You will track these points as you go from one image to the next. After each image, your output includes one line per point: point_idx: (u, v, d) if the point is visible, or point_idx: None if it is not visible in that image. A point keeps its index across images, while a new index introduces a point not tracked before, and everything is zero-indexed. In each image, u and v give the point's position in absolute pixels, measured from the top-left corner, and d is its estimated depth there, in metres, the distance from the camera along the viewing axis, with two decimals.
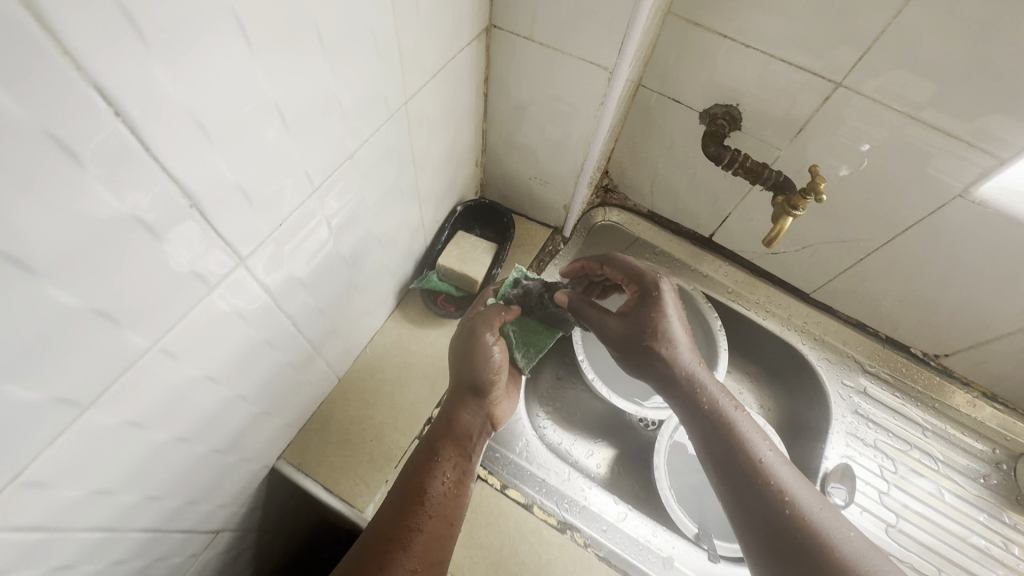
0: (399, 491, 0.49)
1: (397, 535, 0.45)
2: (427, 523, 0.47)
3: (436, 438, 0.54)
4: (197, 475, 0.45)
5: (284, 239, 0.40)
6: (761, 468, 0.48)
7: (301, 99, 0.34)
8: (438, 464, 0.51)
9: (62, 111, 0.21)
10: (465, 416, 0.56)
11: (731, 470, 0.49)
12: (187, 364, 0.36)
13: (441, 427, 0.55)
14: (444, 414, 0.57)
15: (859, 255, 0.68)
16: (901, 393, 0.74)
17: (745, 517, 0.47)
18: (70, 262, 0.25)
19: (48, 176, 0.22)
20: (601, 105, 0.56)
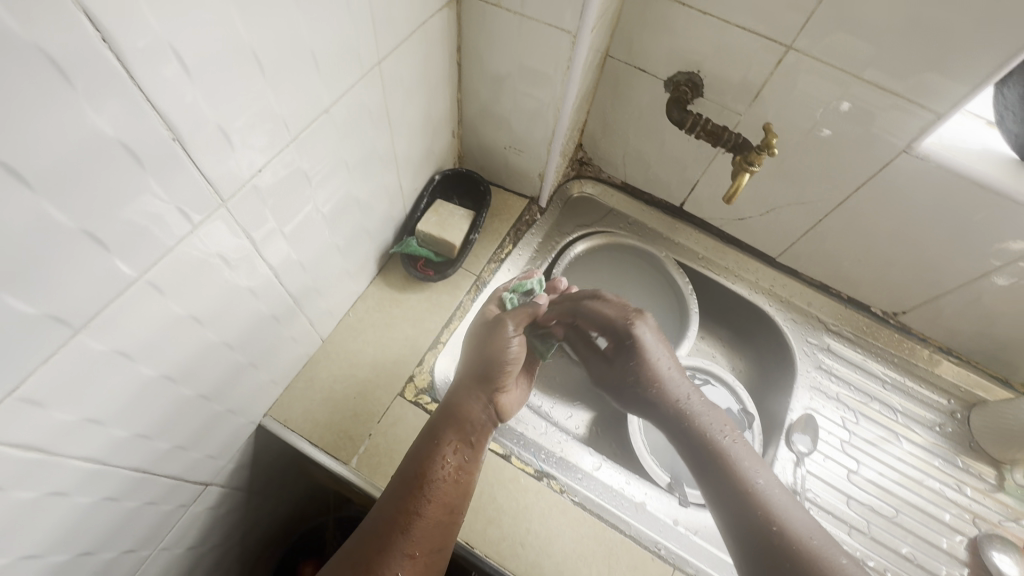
0: (404, 472, 0.53)
1: (398, 518, 0.50)
2: (426, 507, 0.50)
3: (440, 422, 0.56)
4: (186, 420, 0.47)
5: (264, 186, 0.42)
6: (735, 475, 0.54)
7: (276, 46, 0.36)
8: (439, 450, 0.54)
9: (52, 30, 0.24)
10: (470, 401, 0.58)
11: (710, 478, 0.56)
12: (172, 301, 0.39)
13: (445, 410, 0.57)
14: (451, 395, 0.59)
15: (818, 216, 0.71)
16: (863, 349, 0.78)
17: (722, 514, 0.54)
18: (60, 178, 0.27)
19: (39, 90, 0.25)
20: (567, 70, 0.59)
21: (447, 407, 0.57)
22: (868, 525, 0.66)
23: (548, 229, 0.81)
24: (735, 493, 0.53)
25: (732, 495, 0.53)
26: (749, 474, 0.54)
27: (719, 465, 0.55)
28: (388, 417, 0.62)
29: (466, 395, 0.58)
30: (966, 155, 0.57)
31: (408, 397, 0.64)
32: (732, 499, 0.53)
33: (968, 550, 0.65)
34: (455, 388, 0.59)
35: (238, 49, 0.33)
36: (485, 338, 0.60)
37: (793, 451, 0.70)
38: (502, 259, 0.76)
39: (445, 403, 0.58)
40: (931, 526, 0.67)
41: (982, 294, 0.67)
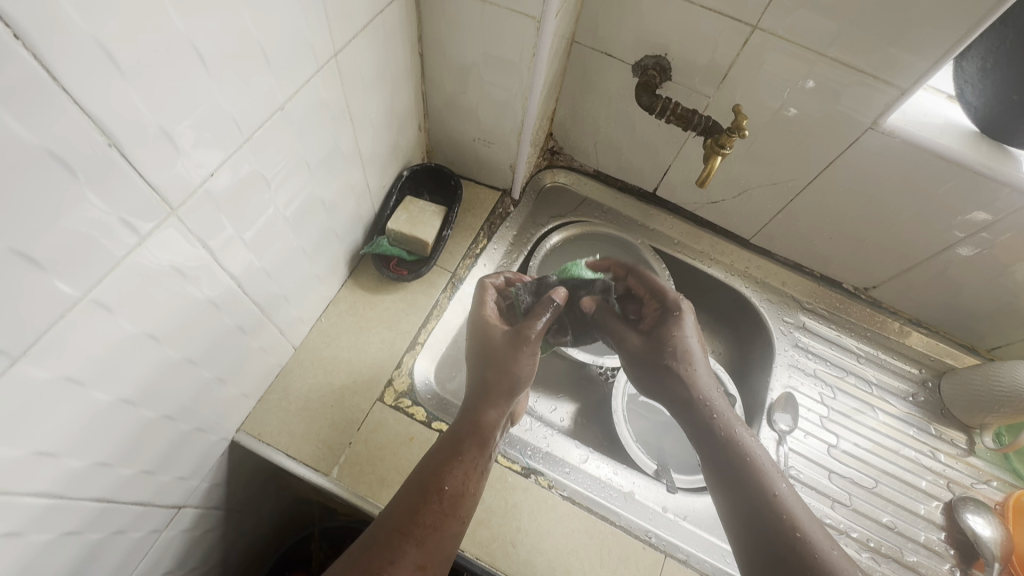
0: (418, 481, 0.51)
1: (413, 530, 0.48)
2: (442, 521, 0.50)
3: (464, 433, 0.55)
4: (151, 442, 0.45)
5: (219, 192, 0.40)
6: (758, 477, 0.53)
7: (221, 44, 0.34)
8: (460, 463, 0.53)
9: None
10: (494, 415, 0.57)
11: (730, 480, 0.54)
12: (123, 318, 0.36)
13: (470, 421, 0.56)
14: (475, 406, 0.57)
15: (789, 196, 0.72)
16: (837, 325, 0.79)
17: (739, 519, 0.52)
18: None
19: None
20: (533, 58, 0.57)
21: (470, 416, 0.56)
22: (850, 497, 0.67)
23: (522, 221, 0.80)
24: (758, 498, 0.51)
25: (754, 498, 0.52)
26: (776, 479, 0.52)
27: (744, 466, 0.53)
28: (368, 423, 0.60)
29: (490, 411, 0.56)
30: (934, 135, 0.57)
31: (387, 401, 0.62)
32: (752, 503, 0.51)
33: (944, 514, 0.67)
34: (475, 398, 0.58)
35: (177, 46, 0.31)
36: (505, 349, 0.59)
37: (775, 430, 0.71)
38: (477, 255, 0.74)
39: (470, 414, 0.56)
40: (908, 494, 0.68)
41: (948, 266, 0.69)
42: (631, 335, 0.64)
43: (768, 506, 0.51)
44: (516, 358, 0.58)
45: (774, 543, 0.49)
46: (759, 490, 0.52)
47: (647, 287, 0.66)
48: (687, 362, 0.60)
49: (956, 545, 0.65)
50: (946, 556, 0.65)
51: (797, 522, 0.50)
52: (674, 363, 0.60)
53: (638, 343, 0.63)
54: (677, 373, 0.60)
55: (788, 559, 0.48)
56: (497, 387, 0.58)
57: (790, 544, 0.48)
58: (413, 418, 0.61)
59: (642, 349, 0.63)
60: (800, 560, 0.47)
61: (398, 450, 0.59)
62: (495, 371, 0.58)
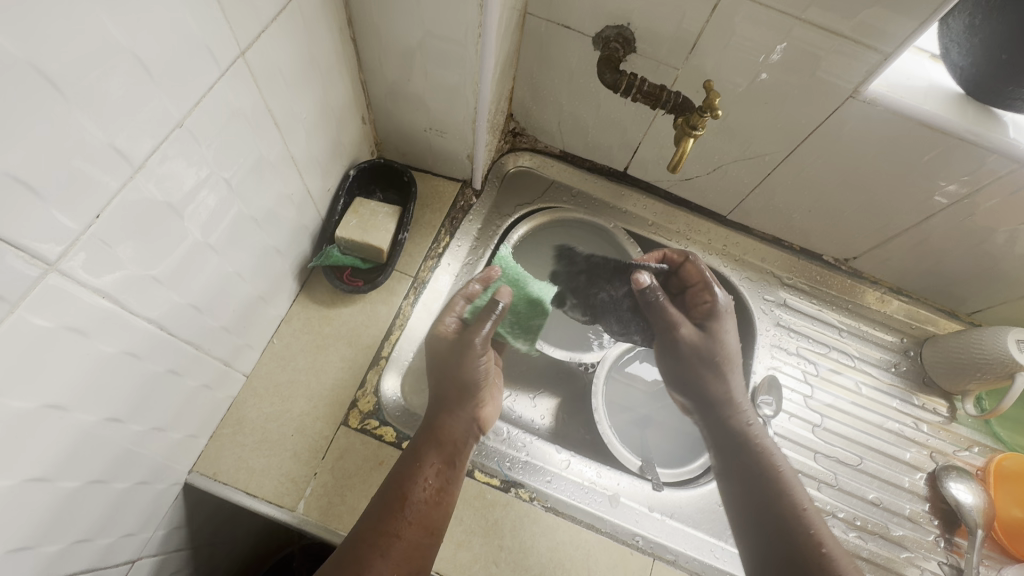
0: (383, 492, 0.50)
1: (378, 540, 0.46)
2: (406, 529, 0.47)
3: (422, 441, 0.53)
4: (82, 511, 0.40)
5: (115, 234, 0.34)
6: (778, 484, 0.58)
7: (75, 60, 0.28)
8: (419, 470, 0.51)
9: None
10: (453, 421, 0.55)
11: (749, 476, 0.60)
12: (10, 397, 0.31)
13: (428, 428, 0.54)
14: (432, 413, 0.55)
15: (765, 171, 0.68)
16: (818, 299, 0.77)
17: (751, 512, 0.57)
18: None
19: None
20: (479, 39, 0.50)
21: (430, 426, 0.54)
22: (835, 477, 0.66)
23: (486, 213, 0.74)
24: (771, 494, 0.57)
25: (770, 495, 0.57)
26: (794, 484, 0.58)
27: (770, 474, 0.59)
28: (333, 450, 0.56)
29: (445, 417, 0.55)
30: (918, 101, 0.53)
31: (352, 425, 0.58)
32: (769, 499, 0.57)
33: (927, 485, 0.67)
34: (431, 407, 0.56)
35: (11, 68, 0.25)
36: (454, 357, 0.58)
37: (760, 415, 0.69)
38: (440, 254, 0.69)
39: (427, 421, 0.55)
40: (893, 468, 0.68)
41: (930, 234, 0.66)
42: (685, 328, 0.67)
43: (788, 514, 0.55)
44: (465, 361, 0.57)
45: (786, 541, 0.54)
46: (780, 495, 0.57)
47: (699, 277, 0.68)
48: (721, 361, 0.65)
49: (940, 516, 0.65)
50: (930, 528, 0.64)
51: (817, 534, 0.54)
52: (716, 366, 0.65)
53: (693, 335, 0.66)
54: (718, 380, 0.65)
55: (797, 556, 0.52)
56: (448, 393, 0.56)
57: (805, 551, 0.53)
58: (382, 439, 0.57)
59: (694, 344, 0.66)
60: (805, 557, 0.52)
61: (368, 476, 0.55)
62: (444, 377, 0.57)
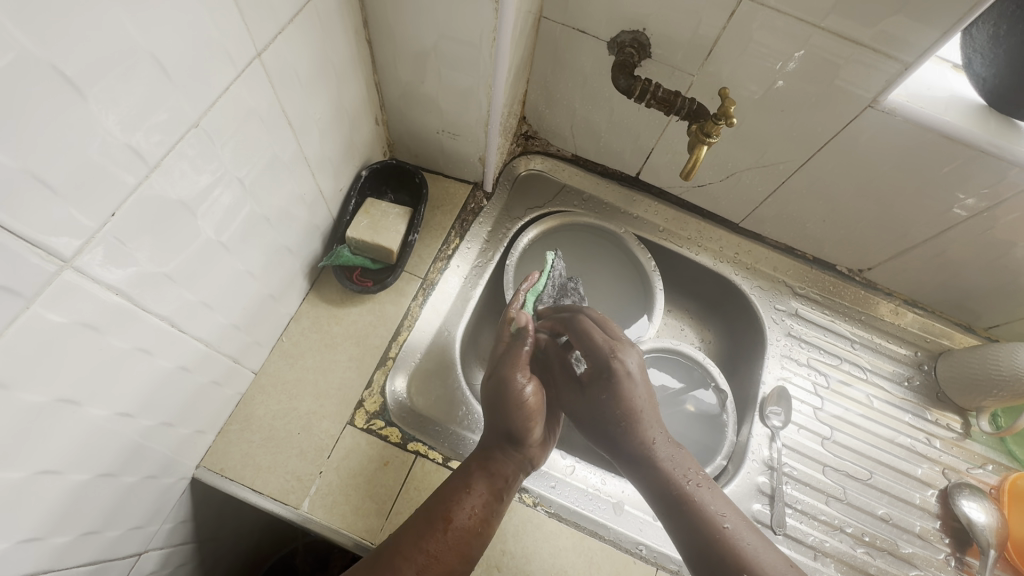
0: (427, 509, 0.49)
1: (416, 558, 0.45)
2: (444, 552, 0.47)
3: (475, 466, 0.52)
4: (90, 503, 0.40)
5: (130, 232, 0.34)
6: (695, 510, 0.50)
7: (93, 61, 0.28)
8: (467, 495, 0.50)
9: None
10: (508, 456, 0.54)
11: (678, 515, 0.50)
12: (23, 390, 0.31)
13: (483, 455, 0.53)
14: (489, 442, 0.54)
15: (780, 179, 0.67)
16: (830, 310, 0.76)
17: (684, 545, 0.50)
18: None
19: None
20: (494, 43, 0.50)
21: (486, 453, 0.53)
22: (844, 491, 0.65)
23: (497, 215, 0.74)
24: (701, 528, 0.49)
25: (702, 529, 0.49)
26: (717, 517, 0.49)
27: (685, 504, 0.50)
28: (338, 449, 0.56)
29: (498, 451, 0.53)
30: (938, 112, 0.52)
31: (359, 424, 0.58)
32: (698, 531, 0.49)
33: (939, 502, 0.66)
34: (488, 436, 0.55)
35: (27, 65, 0.25)
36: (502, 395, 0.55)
37: (768, 426, 0.68)
38: (449, 256, 0.69)
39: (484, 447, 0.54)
40: (903, 484, 0.67)
41: (948, 246, 0.65)
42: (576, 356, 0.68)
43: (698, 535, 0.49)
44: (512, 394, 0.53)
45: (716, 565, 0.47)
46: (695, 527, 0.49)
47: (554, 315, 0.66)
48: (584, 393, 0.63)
49: (951, 534, 0.64)
50: (941, 546, 0.63)
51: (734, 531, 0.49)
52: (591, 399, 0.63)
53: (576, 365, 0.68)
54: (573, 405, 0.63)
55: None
56: (499, 429, 0.54)
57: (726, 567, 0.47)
58: (387, 440, 0.58)
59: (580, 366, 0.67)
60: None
61: (373, 476, 0.55)
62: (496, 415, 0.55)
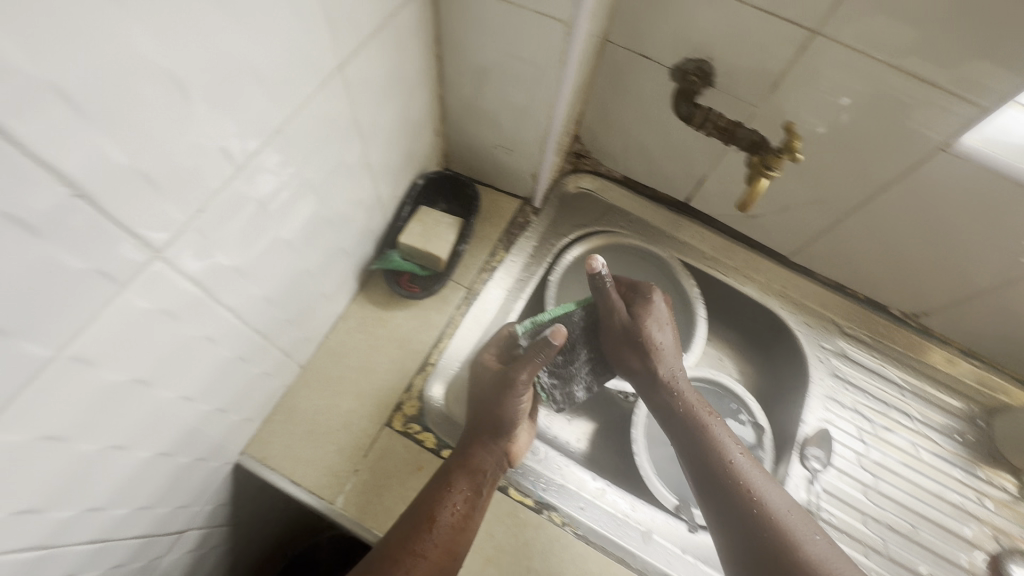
0: (412, 510, 0.50)
1: (401, 557, 0.46)
2: (432, 550, 0.47)
3: (454, 465, 0.53)
4: (146, 480, 0.43)
5: (212, 229, 0.36)
6: (712, 440, 0.56)
7: (203, 69, 0.30)
8: (449, 493, 0.51)
9: None
10: (484, 452, 0.54)
11: (691, 444, 0.57)
12: (107, 369, 0.33)
13: (461, 453, 0.54)
14: (464, 440, 0.55)
15: (837, 216, 0.66)
16: (880, 353, 0.73)
17: (710, 504, 0.54)
18: None
19: None
20: (561, 64, 0.51)
21: (463, 450, 0.54)
22: (885, 544, 0.63)
23: (543, 231, 0.75)
24: (719, 471, 0.54)
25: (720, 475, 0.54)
26: (734, 452, 0.55)
27: (726, 479, 0.54)
28: (375, 449, 0.58)
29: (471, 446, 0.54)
30: (1015, 160, 0.50)
31: (396, 427, 0.59)
32: (716, 477, 0.54)
33: (987, 567, 0.62)
34: (465, 434, 0.56)
35: (147, 73, 0.27)
36: (494, 391, 0.56)
37: (807, 468, 0.66)
38: (494, 268, 0.70)
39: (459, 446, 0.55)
40: (949, 543, 0.63)
41: (1015, 298, 0.62)
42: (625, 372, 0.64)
43: (724, 475, 0.54)
44: (507, 402, 0.55)
45: (747, 524, 0.51)
46: (720, 475, 0.54)
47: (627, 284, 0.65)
48: (646, 348, 0.61)
49: None
50: None
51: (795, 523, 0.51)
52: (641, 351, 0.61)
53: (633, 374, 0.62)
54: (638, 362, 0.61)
55: (754, 529, 0.51)
56: (479, 424, 0.55)
57: (774, 546, 0.49)
58: (422, 444, 0.59)
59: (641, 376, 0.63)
60: (765, 531, 0.50)
61: (406, 479, 0.56)
62: (481, 410, 0.56)
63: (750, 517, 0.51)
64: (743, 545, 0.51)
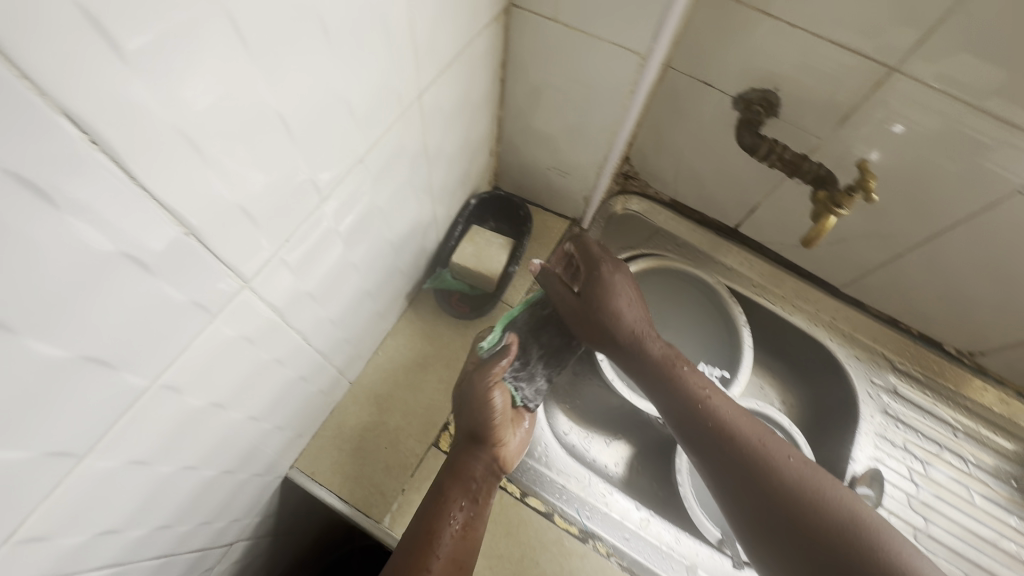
0: (413, 530, 0.49)
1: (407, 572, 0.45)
2: (437, 561, 0.45)
3: (445, 479, 0.52)
4: (208, 497, 0.43)
5: (294, 257, 0.36)
6: (691, 396, 0.54)
7: (308, 107, 0.30)
8: (445, 505, 0.50)
9: (37, 157, 0.18)
10: (471, 459, 0.53)
11: (674, 407, 0.55)
12: (191, 395, 0.33)
13: (451, 466, 0.54)
14: (452, 454, 0.55)
15: (897, 250, 0.64)
16: (932, 392, 0.71)
17: (710, 471, 0.51)
18: (62, 309, 0.22)
19: (33, 229, 0.19)
20: (630, 94, 0.50)
21: (452, 463, 0.53)
22: None
23: None
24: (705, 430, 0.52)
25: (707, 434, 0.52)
26: (713, 405, 0.53)
27: (715, 436, 0.51)
28: (422, 469, 0.58)
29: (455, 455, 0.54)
30: None
31: (443, 448, 0.59)
32: (705, 437, 0.52)
33: None
34: (453, 449, 0.55)
35: (262, 115, 0.27)
36: (467, 400, 0.56)
37: None
38: None
39: (449, 461, 0.54)
40: None
41: None
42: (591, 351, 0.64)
43: (712, 434, 0.52)
44: (478, 406, 0.55)
45: (749, 481, 0.49)
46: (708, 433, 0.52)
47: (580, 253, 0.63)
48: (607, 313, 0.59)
49: None
50: None
51: (818, 481, 0.47)
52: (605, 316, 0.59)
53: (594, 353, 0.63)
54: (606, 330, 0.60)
55: (757, 485, 0.48)
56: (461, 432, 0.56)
57: (782, 498, 0.47)
58: None
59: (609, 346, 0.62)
60: (768, 483, 0.48)
61: None
62: (461, 420, 0.56)
63: (749, 472, 0.49)
64: (753, 507, 0.48)
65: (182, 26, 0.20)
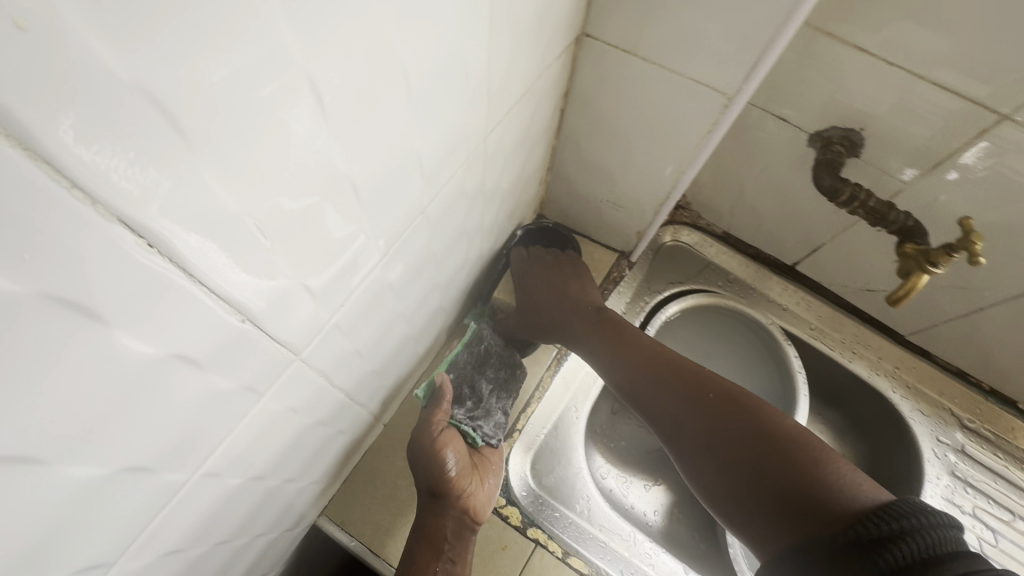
0: None
1: None
2: None
3: (417, 546, 0.48)
4: (238, 563, 0.40)
5: (347, 321, 0.33)
6: (655, 374, 0.53)
7: (379, 167, 0.26)
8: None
9: (83, 272, 0.15)
10: (440, 517, 0.49)
11: (641, 393, 0.53)
12: (231, 476, 0.30)
13: (422, 529, 0.49)
14: (420, 516, 0.50)
15: (979, 304, 0.59)
16: (1004, 454, 0.66)
17: (697, 463, 0.47)
18: (102, 427, 0.19)
19: (75, 352, 0.16)
20: (706, 134, 0.46)
21: (421, 526, 0.49)
22: None
23: (635, 287, 0.71)
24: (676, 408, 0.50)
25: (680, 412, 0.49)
26: (677, 377, 0.51)
27: (687, 411, 0.49)
28: None
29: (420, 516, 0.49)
30: None
31: None
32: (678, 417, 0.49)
33: None
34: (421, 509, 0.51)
35: (332, 184, 0.23)
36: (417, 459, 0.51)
37: None
38: None
39: (419, 524, 0.49)
40: None
41: None
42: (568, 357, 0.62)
43: (683, 409, 0.49)
44: (428, 464, 0.50)
45: (730, 451, 0.45)
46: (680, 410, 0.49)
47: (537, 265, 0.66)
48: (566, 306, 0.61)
49: None
50: None
51: (797, 431, 0.44)
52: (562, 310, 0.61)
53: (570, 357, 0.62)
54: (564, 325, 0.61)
55: (739, 453, 0.44)
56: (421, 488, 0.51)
57: (766, 459, 0.43)
58: (507, 521, 0.55)
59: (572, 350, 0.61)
60: (748, 447, 0.44)
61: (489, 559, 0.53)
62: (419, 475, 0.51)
63: (730, 442, 0.45)
64: (745, 482, 0.43)
65: (254, 99, 0.17)
